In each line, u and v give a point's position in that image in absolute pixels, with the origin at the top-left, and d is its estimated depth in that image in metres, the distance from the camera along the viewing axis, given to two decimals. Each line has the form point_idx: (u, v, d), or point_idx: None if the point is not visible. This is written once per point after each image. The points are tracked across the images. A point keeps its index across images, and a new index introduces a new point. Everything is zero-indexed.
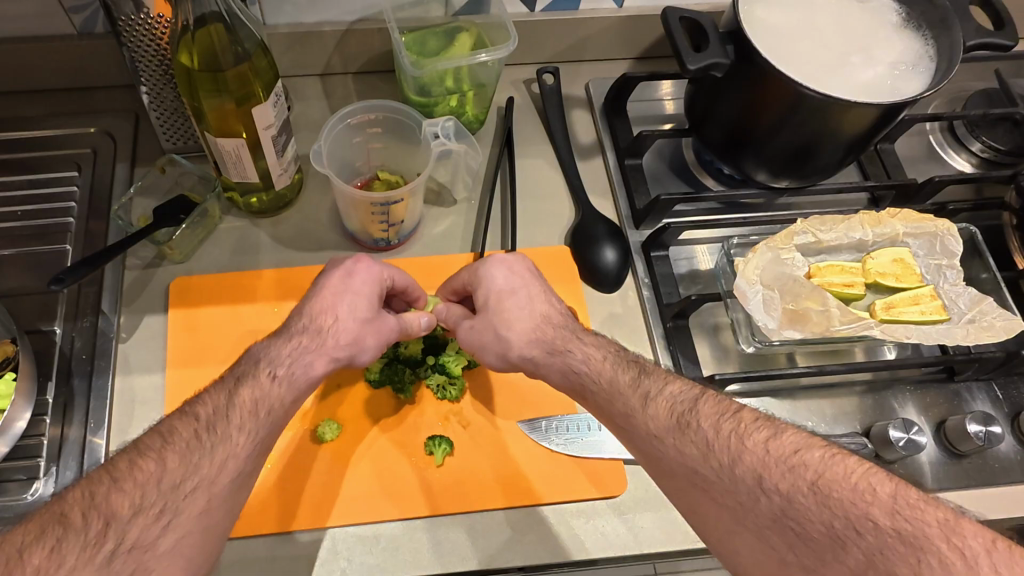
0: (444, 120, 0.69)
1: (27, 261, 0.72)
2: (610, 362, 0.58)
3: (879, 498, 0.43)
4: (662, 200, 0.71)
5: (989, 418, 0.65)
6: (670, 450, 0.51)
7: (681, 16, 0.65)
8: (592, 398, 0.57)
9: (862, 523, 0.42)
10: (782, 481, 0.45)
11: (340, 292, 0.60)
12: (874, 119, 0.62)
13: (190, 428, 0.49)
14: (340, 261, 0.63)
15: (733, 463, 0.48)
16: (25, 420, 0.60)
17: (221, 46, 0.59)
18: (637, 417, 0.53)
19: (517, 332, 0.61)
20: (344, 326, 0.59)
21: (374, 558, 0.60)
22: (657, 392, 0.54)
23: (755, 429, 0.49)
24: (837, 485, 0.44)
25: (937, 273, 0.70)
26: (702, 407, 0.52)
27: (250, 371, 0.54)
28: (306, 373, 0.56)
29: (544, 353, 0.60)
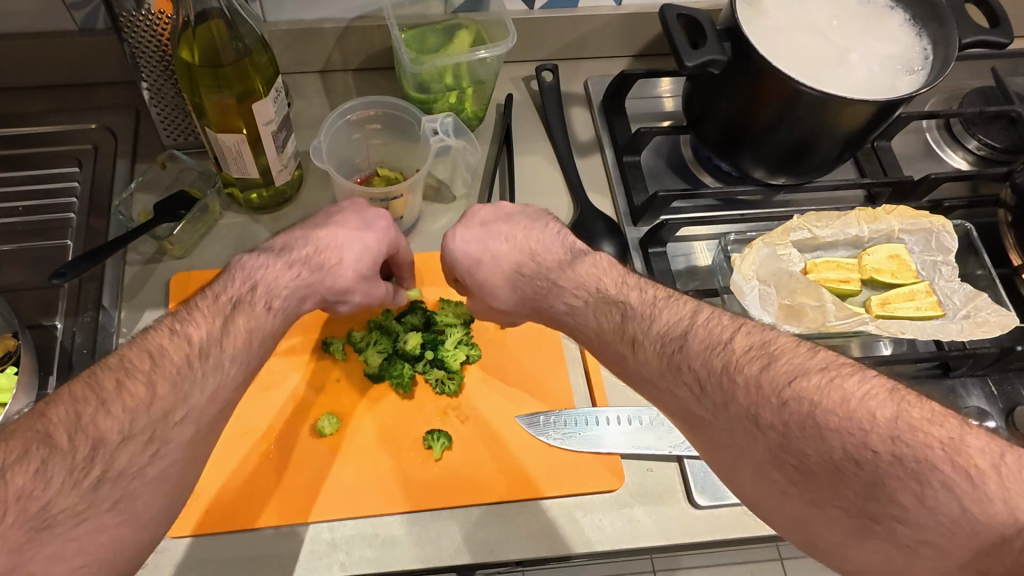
0: (444, 116, 0.70)
1: (29, 256, 0.72)
2: (592, 308, 0.58)
3: (878, 425, 0.42)
4: (660, 197, 0.72)
5: (984, 413, 0.69)
6: (665, 392, 0.51)
7: (679, 13, 0.66)
8: (585, 341, 0.59)
9: (861, 452, 0.42)
10: (777, 416, 0.45)
11: (355, 240, 0.61)
12: (870, 115, 0.63)
13: (181, 353, 0.48)
14: (357, 208, 0.64)
15: (726, 403, 0.47)
16: (26, 413, 0.61)
17: (221, 41, 0.59)
18: (632, 361, 0.53)
19: (502, 292, 0.63)
20: (344, 269, 0.61)
21: (373, 551, 0.60)
22: (645, 334, 0.53)
23: (748, 360, 0.48)
24: (833, 414, 0.43)
25: (932, 269, 0.70)
26: (692, 342, 0.51)
27: (245, 297, 0.54)
28: (299, 307, 0.59)
29: (529, 305, 0.63)
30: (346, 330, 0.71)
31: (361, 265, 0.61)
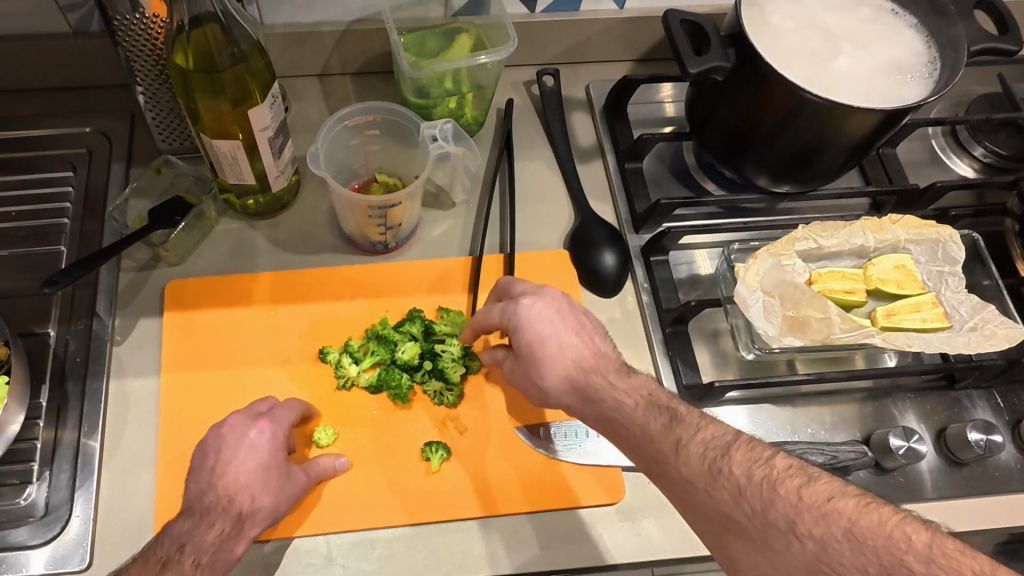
0: (443, 122, 0.69)
1: (22, 262, 0.71)
2: (642, 408, 0.56)
3: (914, 547, 0.44)
4: (662, 205, 0.71)
5: (991, 427, 0.64)
6: (702, 495, 0.50)
7: (682, 18, 0.64)
8: (626, 443, 0.56)
9: (898, 569, 0.43)
10: (815, 527, 0.46)
11: (250, 472, 0.56)
12: (876, 124, 0.62)
13: None
14: (238, 427, 0.58)
15: (764, 511, 0.48)
16: (19, 423, 0.60)
17: (216, 47, 0.58)
18: (671, 462, 0.52)
19: (554, 381, 0.59)
20: (261, 506, 0.55)
21: (369, 564, 0.59)
22: (690, 438, 0.53)
23: (787, 475, 0.49)
24: (871, 533, 0.45)
25: (938, 280, 0.69)
26: (736, 453, 0.51)
27: (175, 557, 0.52)
28: (227, 560, 0.54)
29: (580, 400, 0.58)
30: (343, 340, 0.70)
31: (280, 500, 0.56)
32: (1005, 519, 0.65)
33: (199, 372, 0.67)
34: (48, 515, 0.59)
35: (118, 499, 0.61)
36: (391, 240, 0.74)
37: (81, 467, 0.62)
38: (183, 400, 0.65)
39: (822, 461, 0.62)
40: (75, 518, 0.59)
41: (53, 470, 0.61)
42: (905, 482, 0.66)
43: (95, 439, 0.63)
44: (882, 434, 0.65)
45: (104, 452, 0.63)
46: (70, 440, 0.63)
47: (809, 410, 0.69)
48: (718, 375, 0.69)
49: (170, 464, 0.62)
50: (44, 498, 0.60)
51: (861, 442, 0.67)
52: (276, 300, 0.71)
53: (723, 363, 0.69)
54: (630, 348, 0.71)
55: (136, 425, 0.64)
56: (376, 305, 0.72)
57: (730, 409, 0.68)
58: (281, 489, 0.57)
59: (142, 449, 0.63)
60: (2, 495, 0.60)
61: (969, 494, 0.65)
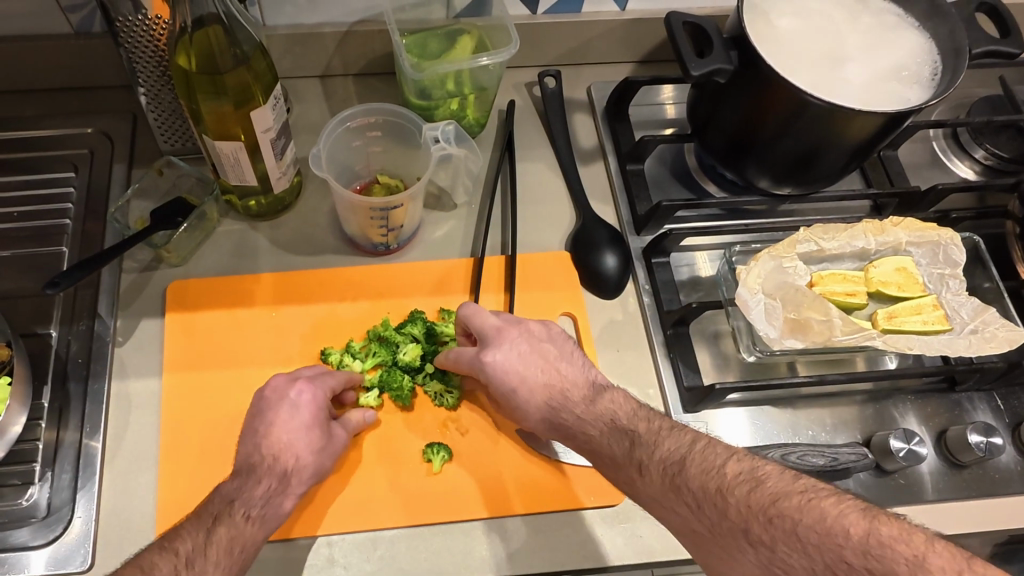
0: (445, 123, 0.69)
1: (23, 263, 0.71)
2: (605, 437, 0.57)
3: (852, 540, 0.44)
4: (663, 207, 0.71)
5: (991, 429, 0.65)
6: (668, 513, 0.52)
7: (684, 20, 0.64)
8: (600, 470, 0.57)
9: (839, 565, 0.43)
10: (763, 533, 0.47)
11: (294, 429, 0.59)
12: (878, 127, 0.62)
13: (168, 564, 0.49)
14: (279, 390, 0.61)
15: (720, 521, 0.49)
16: (21, 424, 0.60)
17: (219, 48, 0.58)
18: (635, 485, 0.54)
19: (534, 420, 0.60)
20: (304, 463, 0.58)
21: (371, 565, 0.60)
22: (649, 457, 0.54)
23: (737, 482, 0.50)
24: (812, 530, 0.45)
25: (940, 283, 0.69)
26: (690, 466, 0.52)
27: (226, 510, 0.54)
28: (277, 513, 0.56)
29: (560, 437, 0.60)
30: (345, 341, 0.70)
31: (322, 457, 0.59)
32: (1006, 521, 0.65)
33: (202, 373, 0.67)
34: (50, 516, 0.59)
35: (121, 501, 0.61)
36: (392, 242, 0.74)
37: (84, 468, 0.62)
38: (185, 401, 0.65)
39: (823, 463, 0.62)
40: (78, 519, 0.59)
41: (55, 471, 0.61)
42: (906, 484, 0.66)
43: (97, 440, 0.63)
44: (883, 436, 0.65)
45: (106, 453, 0.63)
46: (72, 441, 0.63)
47: (810, 411, 0.69)
48: (719, 377, 0.69)
49: (173, 466, 0.63)
50: (47, 498, 0.60)
51: (862, 444, 0.67)
52: (278, 301, 0.71)
53: (724, 365, 0.70)
54: (631, 349, 0.71)
55: (138, 426, 0.64)
56: (378, 305, 0.72)
57: (731, 411, 0.68)
58: (323, 447, 0.60)
59: (145, 450, 0.63)
60: (5, 496, 0.60)
61: (970, 496, 0.66)
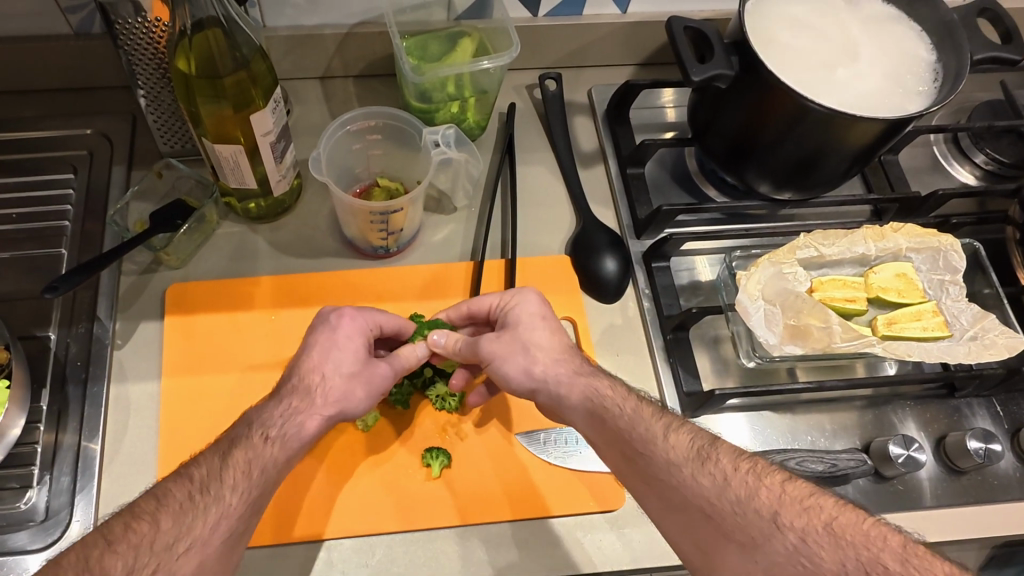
0: (445, 128, 0.69)
1: (22, 264, 0.71)
2: (632, 396, 0.58)
3: (890, 546, 0.44)
4: (663, 211, 0.70)
5: (990, 435, 0.65)
6: (687, 480, 0.50)
7: (686, 25, 0.64)
8: (609, 424, 0.55)
9: (873, 565, 0.43)
10: (797, 519, 0.46)
11: (329, 350, 0.59)
12: (879, 133, 0.62)
13: (184, 490, 0.48)
14: (323, 314, 0.62)
15: (747, 499, 0.48)
16: (20, 427, 0.60)
17: (219, 51, 0.58)
18: (657, 447, 0.52)
19: (541, 349, 0.61)
20: (332, 383, 0.58)
21: (369, 570, 0.59)
22: (678, 427, 0.54)
23: (769, 471, 0.50)
24: (851, 530, 0.45)
25: (940, 289, 0.69)
26: (722, 447, 0.53)
27: (244, 432, 0.53)
28: (298, 434, 0.56)
29: (570, 373, 0.59)
30: None
31: (352, 378, 0.59)
32: (1003, 527, 0.65)
33: (202, 377, 0.67)
34: (48, 519, 0.59)
35: (119, 505, 0.61)
36: (392, 245, 0.74)
37: (82, 471, 0.62)
38: (185, 405, 0.65)
39: (822, 469, 0.62)
40: (77, 522, 0.59)
41: (53, 474, 0.61)
42: (904, 490, 0.66)
43: (96, 442, 0.63)
44: (882, 443, 0.65)
45: (105, 456, 0.63)
46: (70, 443, 0.63)
47: (810, 417, 0.69)
48: (719, 382, 0.69)
49: (173, 470, 0.62)
50: (45, 502, 0.60)
51: (861, 450, 0.67)
52: (277, 304, 0.71)
53: (723, 370, 0.70)
54: (631, 354, 0.71)
55: (137, 430, 0.64)
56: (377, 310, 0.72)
57: (730, 416, 0.68)
58: (355, 369, 0.59)
59: (144, 454, 0.63)
60: (3, 499, 0.60)
61: (969, 502, 0.66)
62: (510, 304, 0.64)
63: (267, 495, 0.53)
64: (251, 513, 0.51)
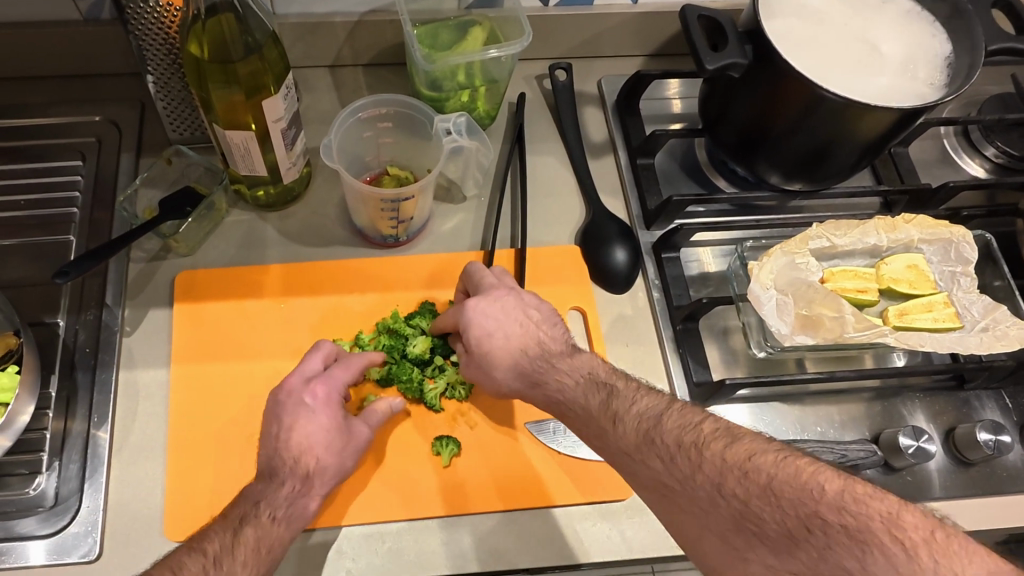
0: (456, 115, 0.69)
1: (29, 251, 0.70)
2: (582, 388, 0.58)
3: (827, 496, 0.45)
4: (674, 201, 0.70)
5: (999, 427, 0.65)
6: (638, 465, 0.53)
7: (699, 14, 0.64)
8: (573, 423, 0.59)
9: (811, 519, 0.45)
10: (738, 487, 0.48)
11: (312, 433, 0.58)
12: (893, 123, 0.62)
13: (197, 564, 0.49)
14: (295, 394, 0.60)
15: (692, 475, 0.50)
16: (29, 413, 0.59)
17: (231, 36, 0.57)
18: (609, 435, 0.55)
19: (503, 370, 0.62)
20: (330, 465, 0.58)
21: (380, 558, 0.59)
22: (626, 411, 0.55)
23: (713, 439, 0.51)
24: (789, 486, 0.47)
25: (951, 280, 0.69)
26: (668, 421, 0.54)
27: (251, 512, 0.54)
28: (303, 514, 0.56)
29: (527, 388, 0.61)
30: (353, 333, 0.70)
31: (344, 457, 0.59)
32: (1011, 519, 0.65)
33: (210, 365, 0.67)
34: (57, 505, 0.59)
35: (127, 490, 0.61)
36: (402, 234, 0.73)
37: (91, 458, 0.61)
38: (191, 391, 0.65)
39: (832, 460, 0.62)
40: (85, 509, 0.59)
41: (62, 460, 0.61)
42: (913, 482, 0.66)
43: (105, 430, 0.63)
44: (892, 434, 0.65)
45: (114, 443, 0.63)
46: (79, 431, 0.62)
47: (818, 408, 0.69)
48: (728, 373, 0.69)
49: (180, 456, 0.62)
50: (53, 488, 0.60)
51: (870, 441, 0.67)
52: (285, 291, 0.71)
53: (733, 361, 0.69)
54: (641, 344, 0.71)
55: (146, 417, 0.64)
56: (387, 298, 0.72)
57: (738, 407, 0.68)
58: (345, 447, 0.59)
59: (152, 441, 0.63)
60: (12, 485, 0.60)
61: (977, 494, 0.66)
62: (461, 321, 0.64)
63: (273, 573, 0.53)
64: None
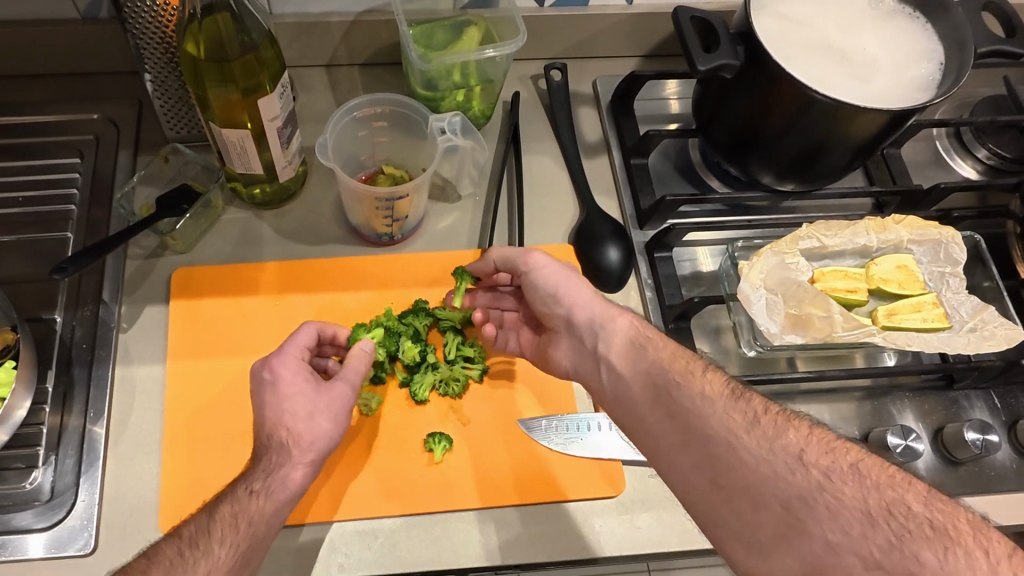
0: (451, 115, 0.69)
1: (26, 248, 0.71)
2: (673, 340, 0.59)
3: (914, 489, 0.45)
4: (667, 201, 0.71)
5: (988, 426, 0.65)
6: (718, 415, 0.51)
7: (692, 16, 0.64)
8: (648, 367, 0.57)
9: (896, 505, 0.43)
10: (823, 458, 0.47)
11: (280, 403, 0.58)
12: (884, 124, 0.62)
13: (173, 546, 0.48)
14: (256, 373, 0.59)
15: (775, 438, 0.48)
16: (26, 408, 0.59)
17: (227, 36, 0.58)
18: (693, 382, 0.54)
19: (597, 295, 0.64)
20: (300, 431, 0.57)
21: (372, 553, 0.60)
22: (714, 370, 0.55)
23: (797, 417, 0.51)
24: (875, 471, 0.46)
25: (940, 281, 0.70)
26: (754, 394, 0.53)
27: (227, 491, 0.53)
28: (285, 487, 0.55)
29: (614, 311, 0.63)
30: None
31: (314, 419, 0.58)
32: (999, 518, 0.66)
33: (205, 361, 0.67)
34: (53, 499, 0.60)
35: (123, 485, 0.62)
36: (396, 232, 0.74)
37: (86, 453, 0.62)
38: (186, 388, 0.66)
39: None
40: (80, 503, 0.60)
41: (58, 454, 0.62)
42: None
43: (101, 426, 0.63)
44: (881, 432, 0.66)
45: (110, 439, 0.63)
46: (75, 426, 0.63)
47: (809, 407, 0.69)
48: (720, 372, 0.69)
49: (175, 451, 0.63)
50: (50, 482, 0.61)
51: (859, 440, 0.67)
52: (281, 289, 0.72)
53: (724, 359, 0.70)
54: None
55: (142, 412, 0.65)
56: (381, 296, 0.72)
57: None
58: (315, 408, 0.58)
59: (148, 436, 0.64)
60: (8, 479, 0.61)
61: (965, 492, 0.66)
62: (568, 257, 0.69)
63: (262, 548, 0.52)
64: (244, 566, 0.50)
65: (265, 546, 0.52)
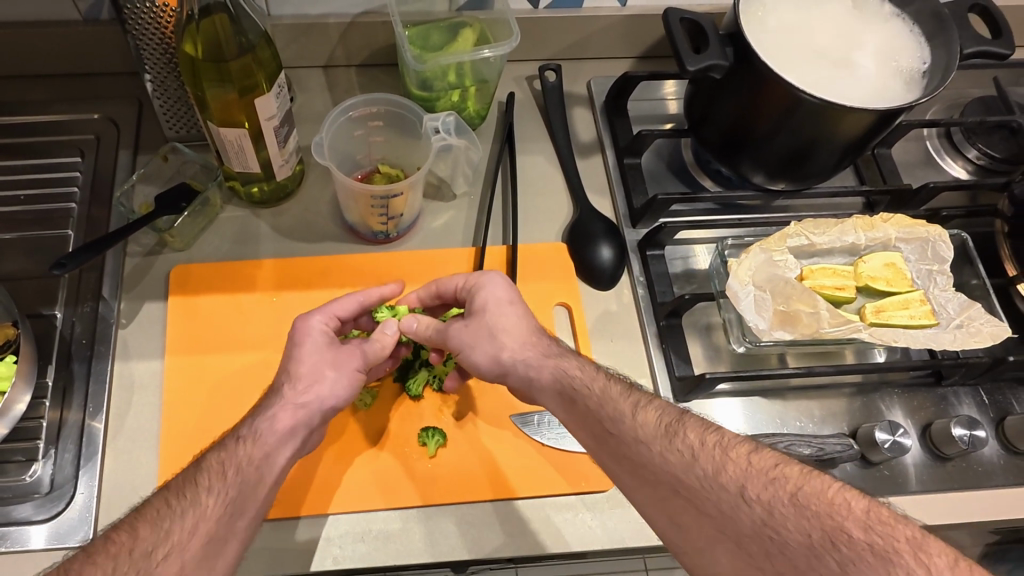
0: (445, 114, 0.71)
1: (27, 245, 0.72)
2: (603, 375, 0.58)
3: (854, 512, 0.44)
4: (659, 201, 0.72)
5: (974, 422, 0.66)
6: (656, 458, 0.51)
7: (682, 17, 0.65)
8: (583, 413, 0.57)
9: (837, 534, 0.43)
10: (763, 491, 0.47)
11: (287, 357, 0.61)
12: (871, 123, 0.63)
13: (161, 498, 0.49)
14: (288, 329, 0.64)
15: (715, 475, 0.49)
16: (25, 402, 0.60)
17: (225, 36, 0.59)
18: (627, 423, 0.54)
19: (515, 340, 0.63)
20: (301, 374, 0.60)
21: (366, 546, 0.61)
22: (647, 404, 0.55)
23: (736, 443, 0.51)
24: (815, 498, 0.46)
25: (928, 278, 0.71)
26: (690, 422, 0.54)
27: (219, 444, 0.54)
28: (273, 427, 0.56)
29: (537, 357, 0.61)
30: None
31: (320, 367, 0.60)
32: (986, 513, 0.67)
33: (203, 356, 0.68)
34: (53, 492, 0.61)
35: (121, 478, 0.63)
36: (392, 230, 0.75)
37: (85, 447, 0.63)
38: (184, 383, 0.67)
39: (810, 453, 0.64)
40: (79, 495, 0.61)
41: (58, 448, 0.63)
42: (889, 476, 0.67)
43: (100, 420, 0.64)
44: (869, 428, 0.66)
45: (108, 433, 0.64)
46: (75, 420, 0.64)
47: (799, 403, 0.70)
48: (710, 369, 0.70)
49: (173, 444, 0.64)
50: (49, 475, 0.62)
51: (848, 436, 0.68)
52: (279, 287, 0.73)
53: (715, 356, 0.71)
54: (625, 340, 0.72)
55: (142, 406, 0.66)
56: None
57: (721, 401, 0.70)
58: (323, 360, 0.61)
59: (146, 430, 0.65)
60: (8, 472, 0.62)
61: (953, 488, 0.67)
62: (478, 288, 0.66)
63: (252, 495, 0.52)
64: (236, 514, 0.51)
65: (256, 494, 0.53)
